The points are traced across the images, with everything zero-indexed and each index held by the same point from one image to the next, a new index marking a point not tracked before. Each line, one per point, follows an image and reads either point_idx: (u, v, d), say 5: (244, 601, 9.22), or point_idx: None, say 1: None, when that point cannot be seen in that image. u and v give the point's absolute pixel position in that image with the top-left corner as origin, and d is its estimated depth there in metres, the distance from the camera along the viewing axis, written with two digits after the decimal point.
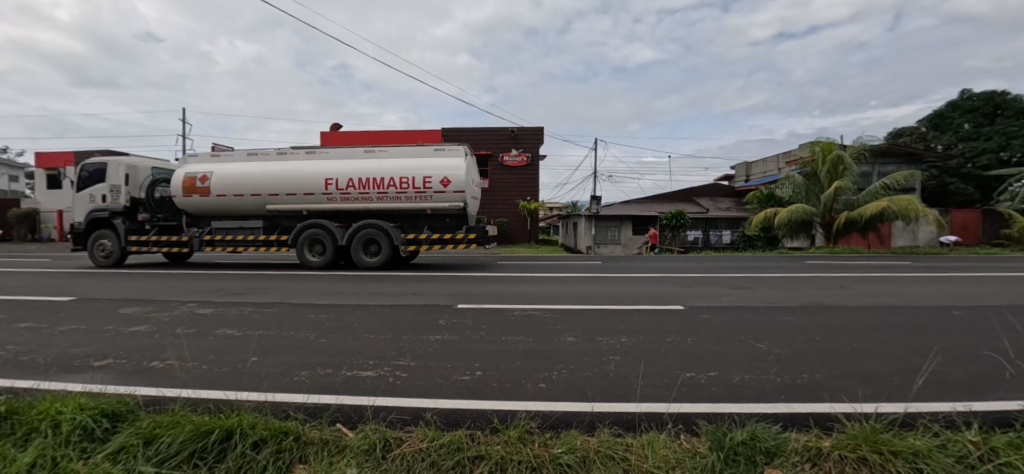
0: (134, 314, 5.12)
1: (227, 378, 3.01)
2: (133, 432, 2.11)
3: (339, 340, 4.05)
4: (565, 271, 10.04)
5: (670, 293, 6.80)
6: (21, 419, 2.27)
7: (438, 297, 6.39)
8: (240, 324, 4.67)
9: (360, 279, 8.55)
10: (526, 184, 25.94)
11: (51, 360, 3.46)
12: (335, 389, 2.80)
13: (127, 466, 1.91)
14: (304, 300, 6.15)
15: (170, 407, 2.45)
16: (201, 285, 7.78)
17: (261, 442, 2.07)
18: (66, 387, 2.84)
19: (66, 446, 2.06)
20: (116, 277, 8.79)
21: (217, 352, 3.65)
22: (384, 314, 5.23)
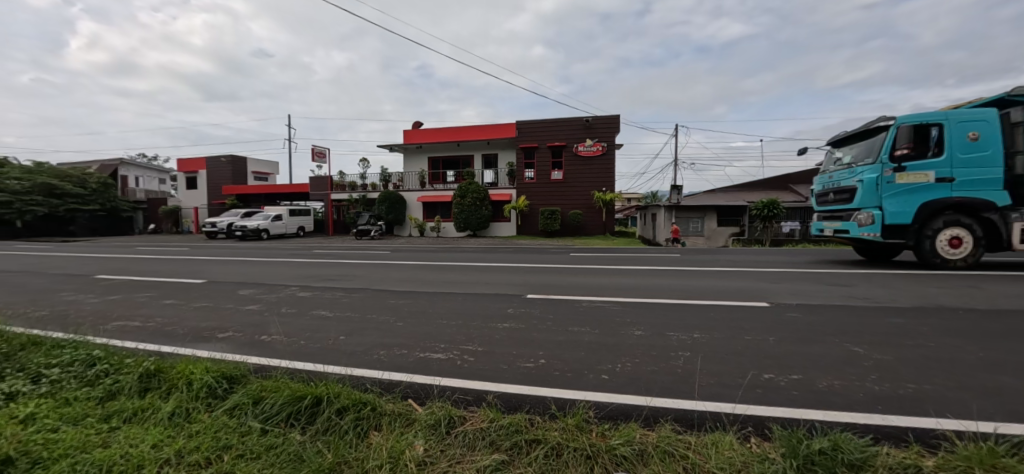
0: (249, 295, 6.00)
1: (317, 353, 3.40)
2: (245, 392, 2.51)
3: (414, 322, 4.39)
4: (638, 263, 9.75)
5: (755, 288, 6.26)
6: (166, 375, 2.80)
7: (509, 287, 6.55)
8: (332, 307, 5.23)
9: (439, 268, 9.07)
10: (600, 174, 25.32)
11: (187, 330, 4.20)
12: (407, 368, 3.05)
13: (240, 420, 2.29)
14: (386, 286, 6.71)
15: (272, 374, 2.86)
16: (304, 270, 8.85)
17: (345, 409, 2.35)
18: (195, 353, 3.43)
19: (196, 400, 2.51)
20: (237, 264, 10.30)
21: (311, 330, 4.14)
22: (456, 300, 5.56)
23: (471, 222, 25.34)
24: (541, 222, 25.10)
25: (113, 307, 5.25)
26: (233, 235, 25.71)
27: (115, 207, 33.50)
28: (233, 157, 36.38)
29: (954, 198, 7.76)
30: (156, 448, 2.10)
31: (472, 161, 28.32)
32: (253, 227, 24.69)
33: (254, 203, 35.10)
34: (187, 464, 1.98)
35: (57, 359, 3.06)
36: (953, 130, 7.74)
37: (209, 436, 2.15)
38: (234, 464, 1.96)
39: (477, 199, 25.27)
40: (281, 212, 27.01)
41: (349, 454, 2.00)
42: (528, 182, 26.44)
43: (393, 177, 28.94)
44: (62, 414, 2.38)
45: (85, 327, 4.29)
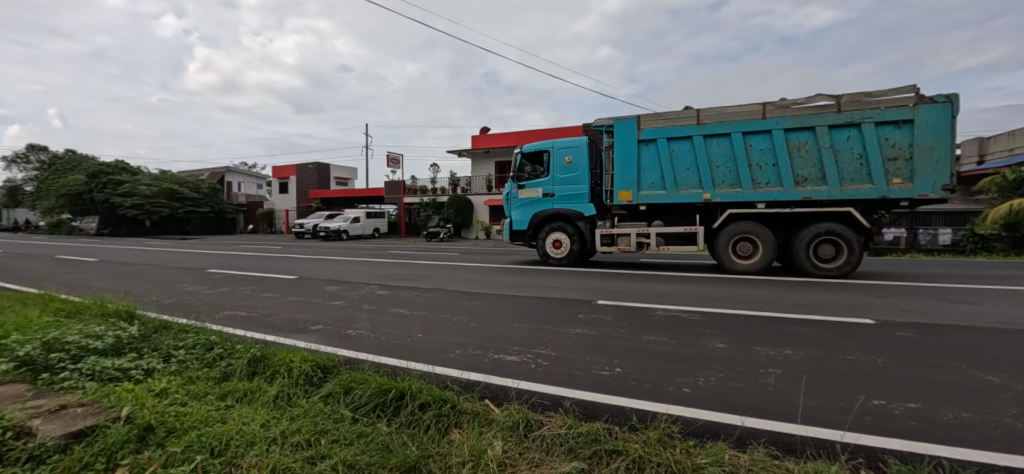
0: (334, 291, 6.50)
1: (399, 349, 3.60)
2: (337, 382, 2.74)
3: (486, 324, 4.49)
4: (713, 271, 9.20)
5: (855, 303, 5.61)
6: (269, 361, 3.11)
7: (577, 292, 6.49)
8: (408, 305, 5.50)
9: (508, 271, 9.22)
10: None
11: (284, 321, 4.64)
12: (484, 368, 3.12)
13: (334, 407, 2.50)
14: (457, 288, 6.93)
15: (359, 366, 3.08)
16: (383, 270, 9.45)
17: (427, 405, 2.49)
18: (292, 343, 3.78)
19: (295, 385, 2.78)
20: (326, 262, 11.28)
21: (391, 327, 4.39)
22: (525, 304, 5.61)
23: None
24: None
25: (224, 298, 5.96)
26: (317, 235, 28.20)
27: (221, 210, 38.04)
28: (318, 164, 39.95)
29: (556, 208, 10.79)
30: (264, 429, 2.36)
31: None
32: (336, 228, 26.90)
33: (334, 207, 38.13)
34: (291, 445, 2.20)
35: (183, 342, 3.52)
36: (557, 155, 10.77)
37: (308, 421, 2.37)
38: (331, 448, 2.15)
39: None
40: (360, 215, 29.10)
41: (432, 449, 2.08)
42: None
43: (460, 182, 30.01)
44: (189, 391, 2.75)
45: (204, 315, 4.91)
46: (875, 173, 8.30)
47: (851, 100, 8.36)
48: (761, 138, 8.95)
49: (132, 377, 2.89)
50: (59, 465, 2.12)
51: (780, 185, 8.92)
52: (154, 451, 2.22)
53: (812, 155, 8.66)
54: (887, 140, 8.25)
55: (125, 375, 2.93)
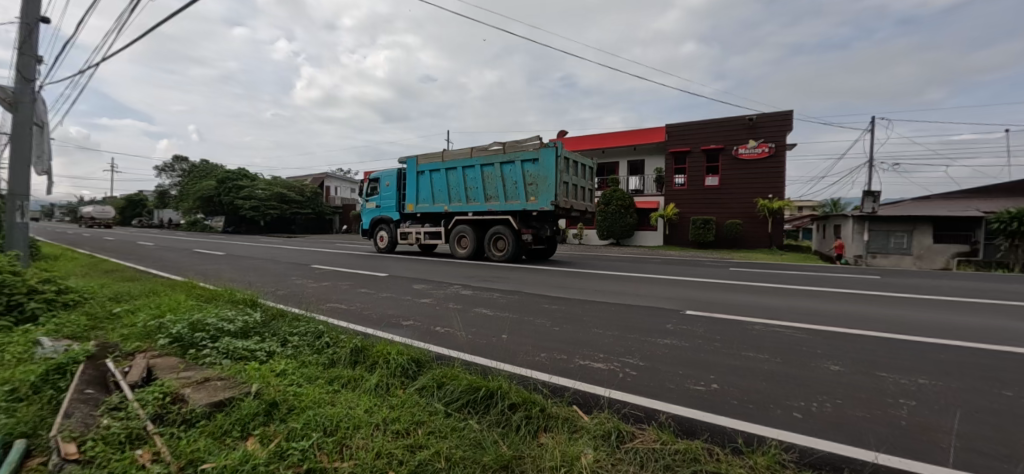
0: (422, 290, 6.94)
1: (488, 348, 3.83)
2: (431, 376, 3.05)
3: (571, 329, 4.50)
4: (819, 284, 8.24)
5: (1016, 330, 4.66)
6: (368, 352, 3.48)
7: (664, 301, 6.21)
8: (491, 306, 5.70)
9: (587, 276, 9.14)
10: (765, 179, 22.71)
11: (379, 315, 5.04)
12: (572, 374, 3.23)
13: (431, 397, 2.80)
14: (538, 291, 7.01)
15: (450, 363, 3.37)
16: (466, 271, 9.88)
17: (515, 405, 2.64)
18: (388, 335, 4.10)
19: (393, 376, 3.11)
20: (413, 262, 12.08)
21: (477, 326, 4.58)
22: (609, 311, 5.49)
23: (615, 231, 24.86)
24: (692, 232, 23.48)
25: (328, 291, 6.63)
26: None
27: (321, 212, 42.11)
28: None
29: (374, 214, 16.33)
30: (368, 415, 2.61)
31: (617, 169, 28.26)
32: None
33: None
34: (392, 433, 2.40)
35: (297, 329, 3.99)
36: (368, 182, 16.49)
37: (406, 412, 2.61)
38: (428, 439, 2.32)
39: (623, 207, 24.70)
40: None
41: (524, 450, 2.12)
42: (678, 189, 25.02)
43: None
44: (304, 373, 3.12)
45: (313, 305, 5.50)
46: (528, 195, 12.39)
47: (513, 146, 12.71)
48: (448, 172, 13.92)
49: (258, 357, 3.34)
50: (205, 429, 2.50)
51: (450, 203, 13.97)
52: (278, 425, 2.54)
53: (459, 183, 13.72)
54: (533, 173, 12.34)
55: (251, 355, 3.38)
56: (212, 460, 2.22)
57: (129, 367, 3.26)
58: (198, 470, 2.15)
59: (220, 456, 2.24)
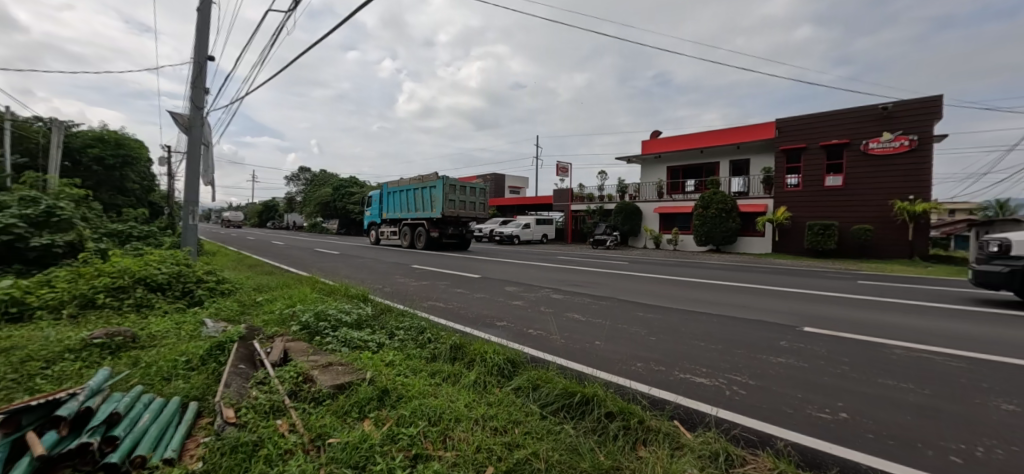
0: (514, 292, 7.14)
1: (582, 355, 3.96)
2: (526, 377, 3.25)
3: (667, 341, 4.40)
4: (984, 304, 6.77)
5: None
6: (467, 350, 3.78)
7: (776, 315, 5.60)
8: (583, 311, 5.69)
9: (684, 285, 8.60)
10: (904, 177, 19.35)
11: (475, 315, 5.32)
12: (671, 387, 3.21)
13: (528, 397, 2.98)
14: (632, 298, 6.79)
15: (544, 367, 3.56)
16: (556, 275, 9.92)
17: (611, 414, 2.66)
18: (484, 335, 4.35)
19: (490, 375, 3.36)
20: (504, 264, 12.46)
21: (571, 332, 4.66)
22: (711, 323, 5.13)
23: (715, 236, 23.06)
24: (808, 238, 20.72)
25: (428, 290, 7.15)
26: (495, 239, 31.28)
27: None
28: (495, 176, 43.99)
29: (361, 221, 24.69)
30: (468, 409, 2.79)
31: (718, 169, 26.40)
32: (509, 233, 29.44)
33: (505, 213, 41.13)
34: (491, 429, 2.53)
35: (403, 323, 4.40)
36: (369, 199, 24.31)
37: (504, 411, 2.75)
38: (525, 439, 2.39)
39: (725, 210, 22.82)
40: (530, 221, 31.24)
41: (622, 461, 2.08)
42: (790, 190, 22.41)
43: (629, 188, 29.78)
44: (411, 365, 3.47)
45: (415, 303, 5.99)
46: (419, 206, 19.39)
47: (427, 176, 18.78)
48: (408, 194, 20.19)
49: (371, 347, 3.75)
50: (330, 408, 2.85)
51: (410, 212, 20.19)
52: (389, 410, 2.80)
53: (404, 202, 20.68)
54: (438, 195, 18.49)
55: (366, 345, 3.82)
56: (336, 435, 2.53)
57: (270, 348, 3.85)
58: (327, 443, 2.46)
59: (343, 433, 2.53)
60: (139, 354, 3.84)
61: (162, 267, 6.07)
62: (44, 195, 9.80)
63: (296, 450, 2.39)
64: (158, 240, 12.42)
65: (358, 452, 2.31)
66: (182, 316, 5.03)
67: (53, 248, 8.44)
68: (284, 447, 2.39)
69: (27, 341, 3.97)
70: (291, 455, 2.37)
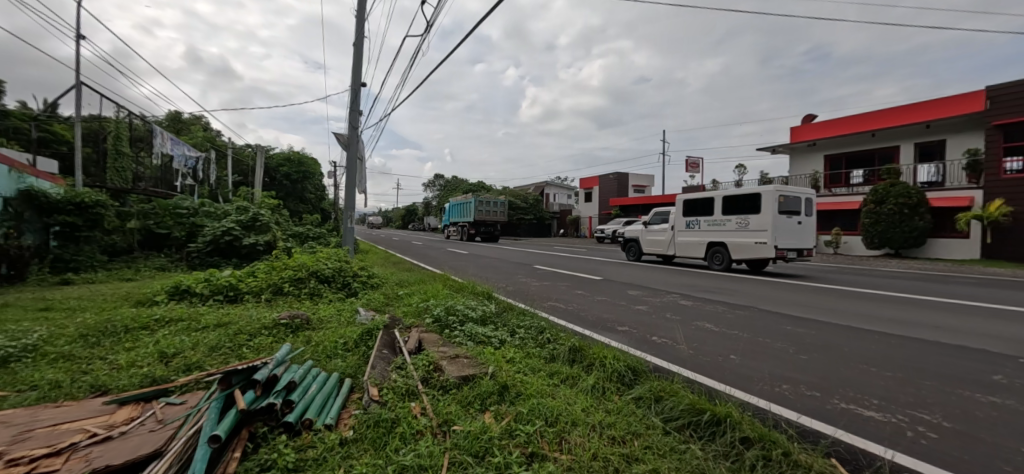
0: (637, 296, 6.84)
1: (713, 369, 3.58)
2: (648, 388, 3.06)
3: (822, 361, 3.73)
4: None
5: None
6: (586, 353, 3.72)
7: (990, 341, 4.31)
8: (715, 321, 5.15)
9: (849, 296, 7.17)
10: None
11: (596, 318, 5.23)
12: (827, 417, 2.69)
13: (648, 409, 2.80)
14: (779, 310, 5.90)
15: (668, 378, 3.31)
16: (686, 279, 9.19)
17: (748, 440, 2.36)
18: (604, 339, 4.27)
19: (609, 380, 3.25)
20: (630, 267, 12.03)
21: (700, 342, 4.27)
22: (886, 345, 4.19)
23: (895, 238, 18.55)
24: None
25: (550, 290, 7.31)
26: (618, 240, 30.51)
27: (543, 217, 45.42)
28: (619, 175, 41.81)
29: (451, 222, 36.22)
30: (585, 414, 2.72)
31: (897, 155, 21.74)
32: None
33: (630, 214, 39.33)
34: (608, 437, 2.43)
35: (524, 322, 4.55)
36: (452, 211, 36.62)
37: (622, 420, 2.63)
38: (645, 453, 2.24)
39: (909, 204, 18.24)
40: None
41: None
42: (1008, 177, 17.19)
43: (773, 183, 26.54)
44: (531, 364, 3.54)
45: (536, 302, 6.17)
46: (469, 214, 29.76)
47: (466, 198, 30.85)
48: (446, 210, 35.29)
49: (493, 343, 3.94)
50: (455, 397, 3.05)
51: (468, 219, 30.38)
52: (508, 406, 2.88)
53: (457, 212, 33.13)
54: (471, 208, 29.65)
55: (490, 341, 4.02)
56: (460, 423, 2.67)
57: (408, 337, 4.30)
58: (451, 429, 2.61)
59: (465, 422, 2.67)
60: (311, 333, 4.66)
61: (331, 262, 7.33)
62: (252, 205, 12.69)
63: (425, 432, 2.60)
64: (326, 240, 15.05)
65: (479, 442, 2.41)
66: (342, 304, 5.97)
67: (257, 246, 10.83)
68: (416, 428, 2.62)
69: (241, 318, 5.14)
70: (422, 436, 2.58)
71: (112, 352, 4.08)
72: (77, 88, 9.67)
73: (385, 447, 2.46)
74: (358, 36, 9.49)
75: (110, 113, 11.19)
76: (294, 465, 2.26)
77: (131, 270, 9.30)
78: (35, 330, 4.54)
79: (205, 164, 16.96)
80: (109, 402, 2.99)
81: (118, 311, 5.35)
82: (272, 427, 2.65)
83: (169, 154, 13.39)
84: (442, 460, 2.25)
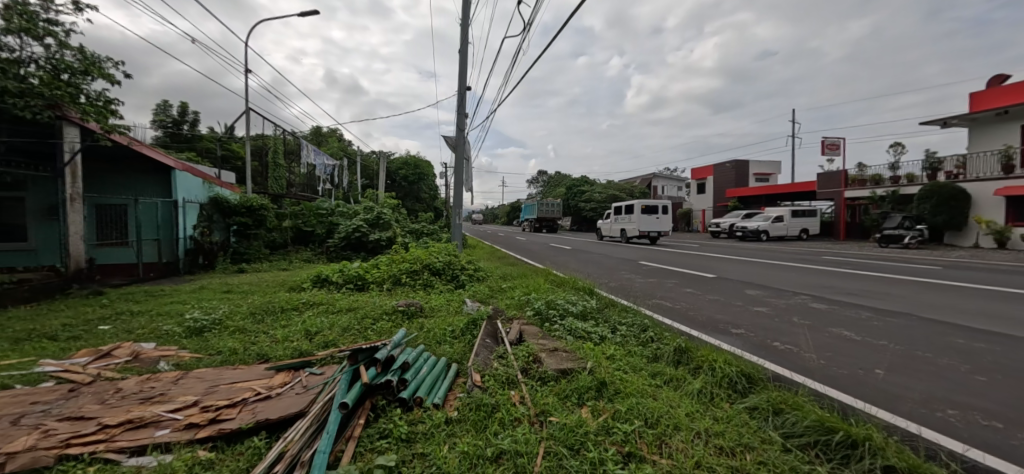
0: (756, 296, 6.19)
1: (850, 383, 3.11)
2: (765, 398, 2.78)
3: (1010, 386, 2.99)
4: None
5: None
6: (692, 355, 3.50)
7: None
8: (858, 329, 4.42)
9: None
10: None
11: (705, 318, 4.91)
12: (1013, 455, 2.16)
13: (763, 422, 2.55)
14: (950, 320, 4.82)
15: (789, 388, 2.97)
16: (822, 280, 8.00)
17: (893, 470, 2.02)
18: (714, 342, 3.99)
19: (719, 386, 3.03)
20: (748, 264, 10.90)
21: (834, 352, 3.73)
22: None
23: None
24: None
25: (655, 288, 7.01)
26: (736, 235, 27.66)
27: None
28: (736, 164, 37.55)
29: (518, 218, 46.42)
30: (689, 419, 2.58)
31: None
32: (755, 228, 25.14)
33: (751, 205, 35.26)
34: (715, 447, 2.28)
35: (625, 319, 4.46)
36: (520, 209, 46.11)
37: (732, 430, 2.44)
38: (758, 469, 2.07)
39: None
40: (783, 213, 25.92)
41: None
42: None
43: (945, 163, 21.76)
44: (631, 362, 3.45)
45: (639, 299, 5.99)
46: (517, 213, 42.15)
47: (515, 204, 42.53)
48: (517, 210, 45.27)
49: (593, 339, 3.93)
50: (553, 389, 3.10)
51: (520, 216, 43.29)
52: (606, 402, 2.85)
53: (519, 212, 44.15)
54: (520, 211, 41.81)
55: (589, 336, 4.02)
56: (556, 415, 2.72)
57: (508, 329, 4.51)
58: (548, 420, 2.67)
59: (562, 415, 2.71)
60: (424, 320, 5.15)
61: (443, 256, 7.98)
62: (377, 205, 14.36)
63: (523, 420, 2.70)
64: (438, 235, 16.34)
65: (574, 435, 2.43)
66: (451, 295, 6.46)
67: (381, 241, 12.24)
68: (514, 415, 2.73)
69: (368, 304, 5.89)
70: (519, 423, 2.69)
71: (272, 328, 5.02)
72: (247, 113, 11.89)
73: (486, 430, 2.61)
74: (463, 43, 10.06)
75: (270, 132, 13.69)
76: (406, 436, 2.52)
77: (288, 262, 11.27)
78: (221, 307, 5.81)
79: (339, 171, 19.77)
80: (270, 368, 3.67)
81: (278, 294, 6.57)
82: (390, 401, 2.97)
83: (312, 163, 15.90)
84: (537, 448, 2.33)
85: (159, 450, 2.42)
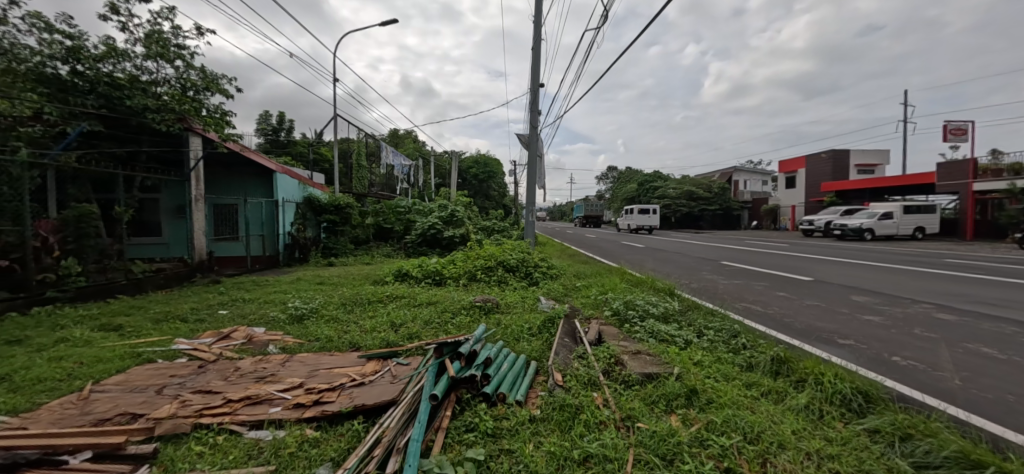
0: (865, 303, 5.49)
1: (1000, 410, 2.64)
2: (888, 421, 2.45)
3: None
4: None
5: None
6: (794, 366, 3.19)
7: None
8: (1004, 346, 3.73)
9: None
10: None
11: (805, 326, 4.46)
12: None
13: (886, 448, 2.24)
14: None
15: (917, 411, 2.59)
16: (950, 286, 6.88)
17: None
18: (819, 353, 3.60)
19: (829, 403, 2.72)
20: (853, 266, 9.73)
21: (972, 371, 3.19)
22: None
23: None
24: None
25: (742, 290, 6.53)
26: (833, 234, 24.93)
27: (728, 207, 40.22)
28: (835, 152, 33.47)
29: None
30: (797, 438, 2.35)
31: None
32: (856, 226, 22.26)
33: (850, 200, 31.50)
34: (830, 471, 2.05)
35: (713, 323, 4.21)
36: None
37: (850, 455, 2.17)
38: None
39: None
40: (892, 210, 22.86)
41: None
42: None
43: None
44: (721, 370, 3.23)
45: (725, 303, 5.61)
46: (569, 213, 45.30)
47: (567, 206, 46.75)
48: None
49: (678, 343, 3.74)
50: (639, 393, 2.99)
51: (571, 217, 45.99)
52: (698, 412, 2.68)
53: None
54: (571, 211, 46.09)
55: (673, 340, 3.84)
56: (644, 421, 2.61)
57: (587, 328, 4.45)
58: (636, 426, 2.57)
59: (651, 422, 2.59)
60: (500, 316, 5.25)
61: (516, 253, 8.09)
62: (450, 203, 14.91)
63: (609, 423, 2.63)
64: (509, 232, 16.57)
65: (666, 445, 2.31)
66: (527, 292, 6.52)
67: (455, 238, 12.70)
68: (599, 418, 2.67)
69: (447, 299, 6.14)
70: (605, 427, 2.62)
71: (361, 318, 5.41)
72: (335, 119, 12.91)
73: (571, 431, 2.58)
74: (536, 41, 10.08)
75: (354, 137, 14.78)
76: (492, 431, 2.57)
77: (371, 257, 12.09)
78: (316, 297, 6.37)
79: (415, 171, 20.95)
80: (361, 357, 3.95)
81: (365, 286, 7.08)
82: (474, 395, 3.05)
83: (390, 164, 17.05)
84: (627, 454, 2.25)
85: (274, 425, 2.69)
